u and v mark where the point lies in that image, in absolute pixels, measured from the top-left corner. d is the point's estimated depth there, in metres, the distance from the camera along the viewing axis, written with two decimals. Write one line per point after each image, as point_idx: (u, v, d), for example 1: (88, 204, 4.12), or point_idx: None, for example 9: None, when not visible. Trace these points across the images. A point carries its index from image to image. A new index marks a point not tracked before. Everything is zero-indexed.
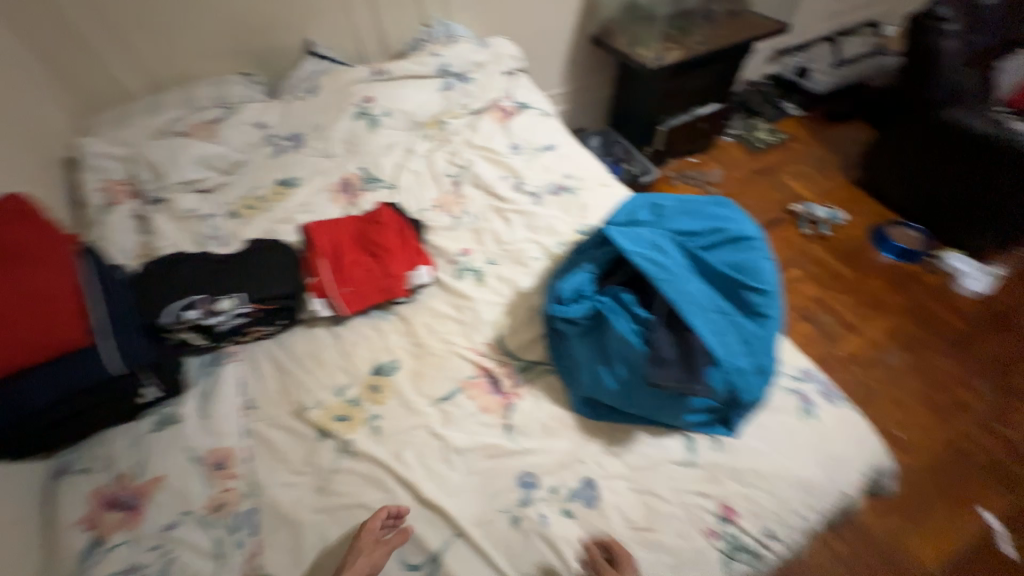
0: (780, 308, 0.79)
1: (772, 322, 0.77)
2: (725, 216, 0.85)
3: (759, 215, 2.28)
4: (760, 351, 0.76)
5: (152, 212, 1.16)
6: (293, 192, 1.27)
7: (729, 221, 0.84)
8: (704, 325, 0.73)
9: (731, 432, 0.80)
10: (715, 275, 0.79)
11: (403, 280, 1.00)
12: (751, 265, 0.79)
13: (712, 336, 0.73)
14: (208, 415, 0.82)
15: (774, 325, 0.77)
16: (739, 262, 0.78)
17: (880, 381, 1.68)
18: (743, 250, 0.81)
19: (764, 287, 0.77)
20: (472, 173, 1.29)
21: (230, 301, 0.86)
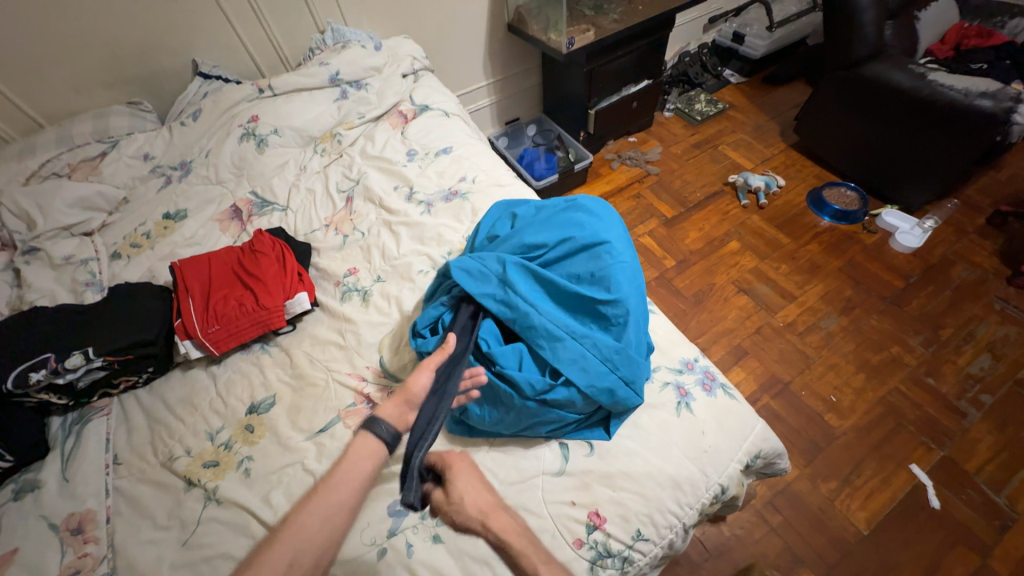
0: (638, 312, 0.78)
1: (630, 329, 0.76)
2: (581, 226, 0.87)
3: (699, 189, 2.25)
4: (623, 363, 0.74)
5: (25, 264, 1.11)
6: (179, 225, 1.22)
7: (582, 231, 0.86)
8: (554, 347, 0.74)
9: (607, 436, 0.79)
10: (566, 292, 0.79)
11: (279, 309, 0.96)
12: (600, 276, 0.80)
13: (562, 356, 0.73)
14: (71, 477, 0.80)
15: (633, 332, 0.76)
16: (591, 272, 0.80)
17: (816, 347, 1.68)
18: (594, 261, 0.81)
19: (616, 295, 0.77)
20: (363, 186, 1.24)
21: (81, 356, 0.83)
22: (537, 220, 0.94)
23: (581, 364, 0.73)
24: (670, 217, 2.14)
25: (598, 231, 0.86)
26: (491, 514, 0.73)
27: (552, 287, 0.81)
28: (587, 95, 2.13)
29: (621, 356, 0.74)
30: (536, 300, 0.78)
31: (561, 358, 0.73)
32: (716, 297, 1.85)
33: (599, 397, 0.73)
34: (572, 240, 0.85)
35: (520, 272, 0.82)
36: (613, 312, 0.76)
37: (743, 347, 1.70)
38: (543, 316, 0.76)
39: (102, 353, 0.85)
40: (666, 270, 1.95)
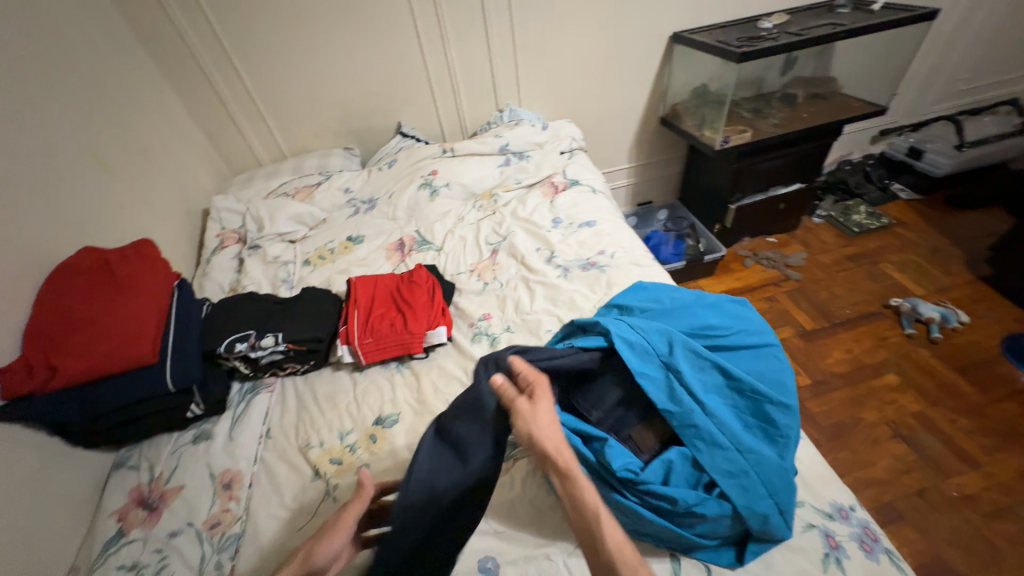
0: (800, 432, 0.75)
1: (793, 448, 0.72)
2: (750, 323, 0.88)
3: (850, 305, 1.99)
4: (782, 489, 0.68)
5: (248, 256, 1.42)
6: (356, 247, 1.47)
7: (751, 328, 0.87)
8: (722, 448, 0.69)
9: (736, 563, 0.70)
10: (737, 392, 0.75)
11: (421, 337, 1.07)
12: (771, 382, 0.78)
13: (722, 464, 0.68)
14: (233, 438, 0.95)
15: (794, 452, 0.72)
16: (760, 375, 0.79)
17: (1011, 541, 1.28)
18: (764, 364, 0.81)
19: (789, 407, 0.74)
20: (510, 242, 1.36)
21: (272, 338, 1.02)
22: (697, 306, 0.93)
23: (740, 480, 0.68)
24: (809, 329, 1.92)
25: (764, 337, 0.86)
26: None
27: (720, 382, 0.76)
28: (731, 190, 2.10)
29: (782, 481, 0.69)
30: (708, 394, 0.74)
31: (719, 466, 0.68)
32: (861, 435, 1.56)
33: (751, 520, 0.67)
34: (742, 334, 0.84)
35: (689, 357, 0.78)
36: (786, 423, 0.73)
37: (896, 509, 1.38)
38: (711, 414, 0.72)
39: (287, 339, 1.03)
40: (797, 387, 1.72)
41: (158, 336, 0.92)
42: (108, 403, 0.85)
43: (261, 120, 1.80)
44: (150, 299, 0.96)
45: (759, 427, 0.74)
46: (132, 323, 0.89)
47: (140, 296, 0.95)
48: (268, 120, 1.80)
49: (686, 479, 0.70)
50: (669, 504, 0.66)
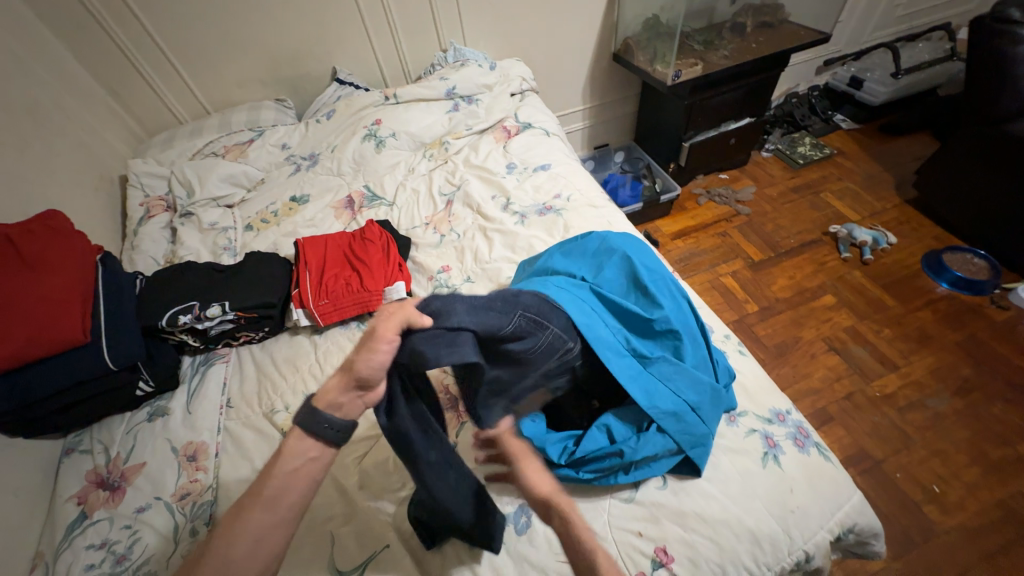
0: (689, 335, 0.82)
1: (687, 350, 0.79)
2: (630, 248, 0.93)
3: (794, 235, 2.11)
4: (686, 389, 0.74)
5: (181, 224, 1.31)
6: (302, 207, 1.38)
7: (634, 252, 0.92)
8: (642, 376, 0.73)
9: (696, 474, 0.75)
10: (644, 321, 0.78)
11: (379, 294, 1.04)
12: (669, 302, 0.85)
13: (631, 377, 0.71)
14: (192, 411, 0.92)
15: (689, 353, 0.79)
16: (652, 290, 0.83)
17: (920, 428, 1.48)
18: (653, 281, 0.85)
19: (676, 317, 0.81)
20: (464, 192, 1.32)
21: (218, 307, 0.96)
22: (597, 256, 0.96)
23: (649, 388, 0.72)
24: (757, 260, 2.03)
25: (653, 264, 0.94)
26: None
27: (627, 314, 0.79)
28: (684, 128, 2.10)
29: (685, 382, 0.75)
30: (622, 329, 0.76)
31: (631, 379, 0.71)
32: (801, 351, 1.71)
33: (669, 425, 0.71)
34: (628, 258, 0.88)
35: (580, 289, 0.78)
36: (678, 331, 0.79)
37: (828, 412, 1.55)
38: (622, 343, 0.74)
39: (235, 307, 0.97)
40: (747, 314, 1.84)
41: (87, 316, 0.85)
42: (41, 389, 0.79)
43: (173, 71, 1.59)
44: (70, 276, 0.88)
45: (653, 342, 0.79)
46: (54, 304, 0.82)
47: (58, 274, 0.86)
48: (180, 70, 1.60)
49: (626, 432, 0.73)
50: (618, 458, 0.71)
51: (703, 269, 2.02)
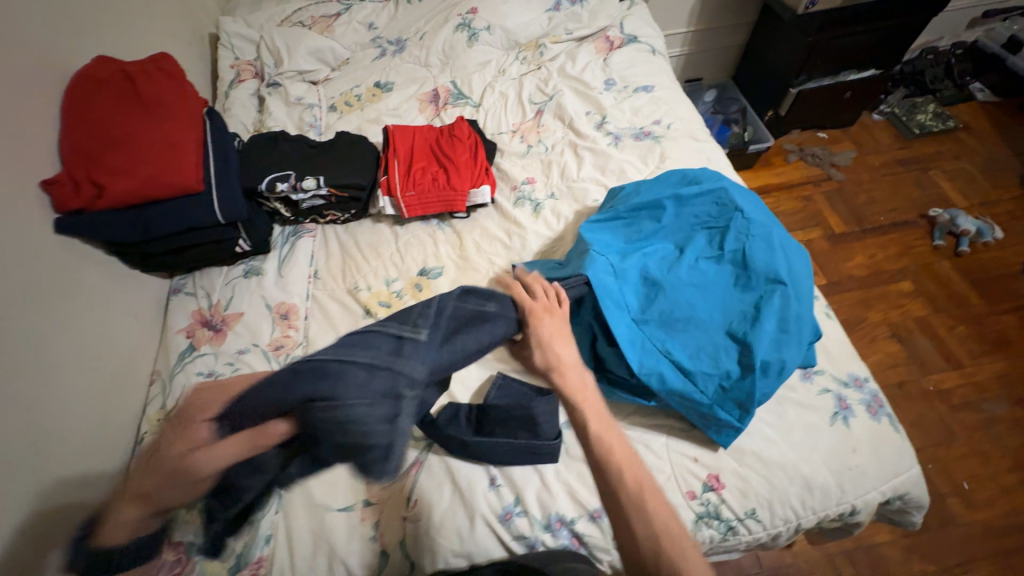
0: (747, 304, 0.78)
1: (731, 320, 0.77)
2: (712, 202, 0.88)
3: (886, 211, 1.93)
4: (710, 358, 0.75)
5: (268, 95, 1.30)
6: (385, 95, 1.33)
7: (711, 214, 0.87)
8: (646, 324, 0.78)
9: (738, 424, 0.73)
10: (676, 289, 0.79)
11: (464, 194, 1.03)
12: (716, 268, 0.82)
13: (642, 339, 0.76)
14: (283, 275, 0.98)
15: (734, 323, 0.77)
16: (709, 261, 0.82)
17: (966, 427, 1.46)
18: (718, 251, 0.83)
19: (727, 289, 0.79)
20: (557, 102, 1.23)
21: (313, 181, 0.97)
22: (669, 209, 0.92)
23: (664, 351, 0.76)
24: (838, 232, 1.89)
25: (724, 219, 0.86)
26: None
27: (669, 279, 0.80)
28: (798, 70, 1.86)
29: (708, 351, 0.76)
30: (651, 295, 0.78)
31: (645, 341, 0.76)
32: (862, 332, 1.65)
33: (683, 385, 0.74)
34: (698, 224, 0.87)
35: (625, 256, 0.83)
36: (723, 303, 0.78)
37: None
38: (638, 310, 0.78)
39: (329, 183, 0.99)
40: None
41: (200, 166, 0.89)
42: (161, 228, 0.85)
43: None
44: (185, 124, 0.90)
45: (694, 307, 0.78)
46: (173, 148, 0.85)
47: (173, 120, 0.89)
48: None
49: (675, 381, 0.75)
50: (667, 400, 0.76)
51: None
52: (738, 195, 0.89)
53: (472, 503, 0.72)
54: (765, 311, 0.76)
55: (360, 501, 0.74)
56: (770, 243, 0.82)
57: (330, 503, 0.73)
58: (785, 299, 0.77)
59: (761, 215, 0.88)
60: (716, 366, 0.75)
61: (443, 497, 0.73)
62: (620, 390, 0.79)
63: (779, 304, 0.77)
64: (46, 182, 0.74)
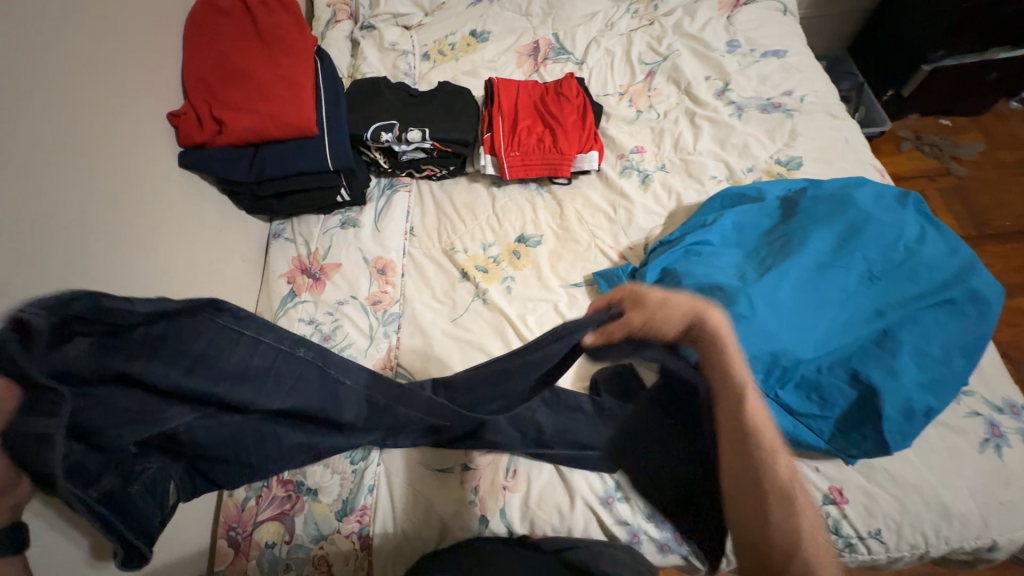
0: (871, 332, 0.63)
1: (854, 351, 0.62)
2: (821, 212, 0.72)
3: (1012, 215, 1.71)
4: (826, 395, 0.62)
5: (362, 38, 1.24)
6: (481, 46, 1.25)
7: (826, 221, 0.70)
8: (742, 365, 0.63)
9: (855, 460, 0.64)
10: (794, 321, 0.63)
11: (571, 159, 0.96)
12: (834, 286, 0.65)
13: None
14: (380, 229, 0.96)
15: (858, 354, 0.62)
16: (827, 278, 0.65)
17: None
18: (837, 267, 0.66)
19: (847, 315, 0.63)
20: (673, 63, 1.11)
21: (419, 133, 0.93)
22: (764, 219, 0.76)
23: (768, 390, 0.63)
24: None
25: (843, 228, 0.69)
26: None
27: (771, 307, 0.64)
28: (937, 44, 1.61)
29: (825, 389, 0.62)
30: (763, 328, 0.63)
31: None
32: None
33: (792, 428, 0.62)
34: (808, 233, 0.69)
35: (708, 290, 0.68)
36: (844, 332, 0.63)
37: None
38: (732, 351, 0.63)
39: (433, 137, 0.94)
40: None
41: (313, 107, 0.86)
42: (273, 171, 0.84)
43: None
44: (299, 62, 0.87)
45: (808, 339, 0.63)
46: (288, 88, 0.83)
47: (289, 58, 0.86)
48: None
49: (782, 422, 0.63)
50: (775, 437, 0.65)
51: None
52: (877, 201, 0.71)
53: (573, 483, 0.71)
54: (901, 350, 0.61)
55: (459, 464, 0.74)
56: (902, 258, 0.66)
57: (430, 463, 0.74)
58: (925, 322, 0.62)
59: (912, 223, 0.69)
60: (829, 405, 0.62)
61: (543, 472, 0.73)
62: None
63: (918, 336, 0.62)
64: (173, 116, 0.76)
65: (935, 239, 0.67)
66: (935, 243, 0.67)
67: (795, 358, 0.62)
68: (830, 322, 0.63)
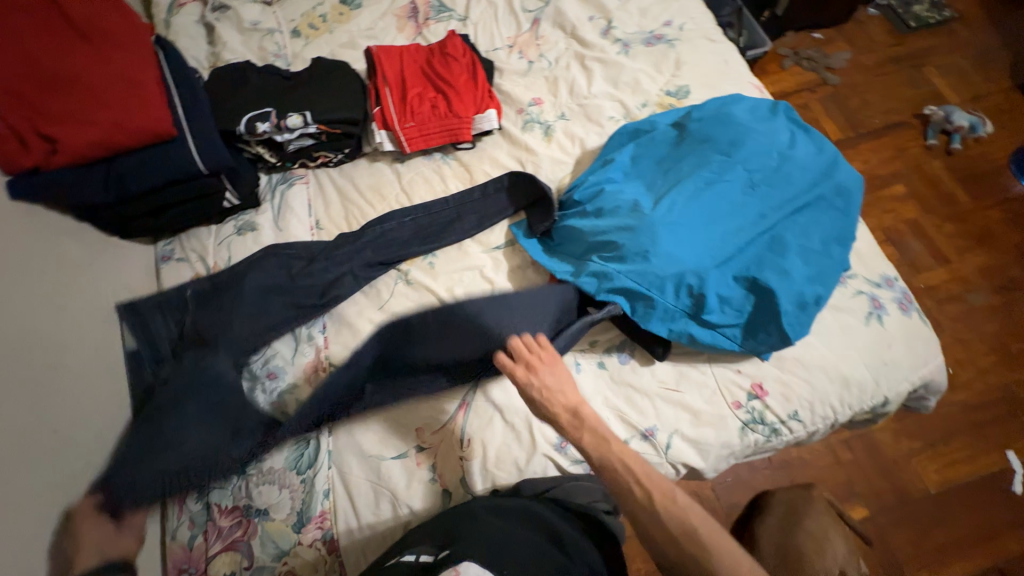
0: (765, 236, 0.68)
1: (754, 259, 0.67)
2: (706, 131, 0.74)
3: (881, 114, 1.90)
4: (735, 303, 0.68)
5: (216, 20, 1.10)
6: (355, 13, 1.15)
7: (711, 140, 0.73)
8: (659, 291, 0.67)
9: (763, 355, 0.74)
10: (697, 242, 0.67)
11: (469, 122, 0.93)
12: (727, 201, 0.69)
13: (659, 308, 0.68)
14: (282, 228, 0.89)
15: (758, 259, 0.67)
16: (719, 194, 0.69)
17: (951, 318, 1.56)
18: (729, 182, 0.69)
19: (744, 225, 0.68)
20: (555, 7, 1.09)
21: (299, 117, 0.86)
22: (659, 148, 0.78)
23: (685, 309, 0.68)
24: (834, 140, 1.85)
25: (728, 143, 0.72)
26: (658, 363, 0.78)
27: (674, 234, 0.68)
28: None
29: (734, 298, 0.67)
30: (664, 256, 0.67)
31: (660, 307, 0.68)
32: None
33: (712, 338, 0.69)
34: (698, 155, 0.73)
35: (618, 229, 0.71)
36: (742, 243, 0.67)
37: None
38: (646, 281, 0.67)
39: (317, 120, 0.87)
40: None
41: (167, 104, 0.76)
42: (135, 185, 0.74)
43: None
44: (135, 55, 0.76)
45: (711, 256, 0.67)
46: (129, 88, 0.73)
47: (121, 51, 0.75)
48: None
49: (704, 335, 0.69)
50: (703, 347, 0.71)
51: None
52: (752, 114, 0.75)
53: (529, 437, 0.73)
54: (789, 249, 0.67)
55: (413, 446, 0.73)
56: (781, 162, 0.70)
57: (384, 453, 0.73)
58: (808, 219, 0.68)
59: (784, 129, 0.74)
60: (742, 311, 0.68)
61: (497, 435, 0.73)
62: (659, 343, 0.76)
63: (802, 233, 0.68)
64: None
65: (804, 141, 0.72)
66: (804, 145, 0.72)
67: (697, 279, 0.66)
68: (728, 235, 0.67)
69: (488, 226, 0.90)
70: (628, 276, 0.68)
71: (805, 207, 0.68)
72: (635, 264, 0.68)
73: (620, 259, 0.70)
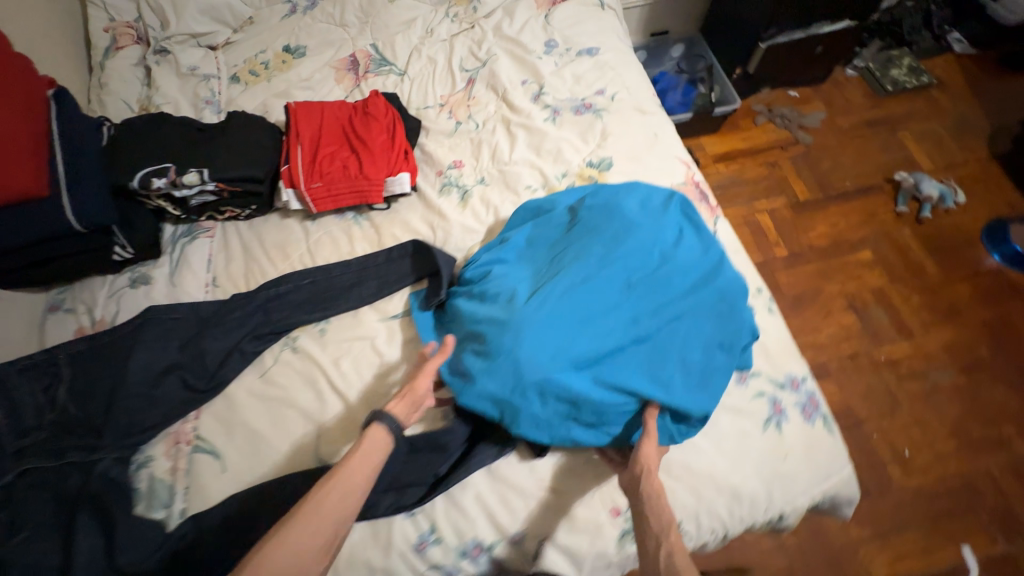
0: (641, 338, 0.65)
1: (630, 361, 0.64)
2: (593, 221, 0.73)
3: (853, 177, 1.87)
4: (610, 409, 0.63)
5: (154, 64, 1.11)
6: (297, 63, 1.16)
7: (597, 232, 0.71)
8: (528, 395, 0.63)
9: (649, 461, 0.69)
10: (570, 343, 0.63)
11: (380, 184, 0.91)
12: (605, 300, 0.66)
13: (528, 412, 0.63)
14: (176, 283, 0.87)
15: (633, 362, 0.64)
16: (597, 292, 0.66)
17: (911, 396, 1.49)
18: (608, 279, 0.67)
19: (619, 326, 0.65)
20: (491, 69, 1.09)
21: (196, 175, 0.84)
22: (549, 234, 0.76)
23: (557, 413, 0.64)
24: (802, 201, 1.82)
25: (613, 237, 0.70)
26: (540, 459, 0.73)
27: (547, 333, 0.64)
28: (768, 22, 1.71)
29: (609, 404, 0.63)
30: (532, 358, 0.63)
31: (528, 411, 0.63)
32: (820, 306, 1.63)
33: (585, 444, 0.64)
34: (582, 247, 0.71)
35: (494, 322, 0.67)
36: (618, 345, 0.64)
37: (827, 369, 1.53)
38: (514, 384, 0.63)
39: (214, 177, 0.85)
40: (774, 258, 1.71)
41: (42, 161, 0.74)
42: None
43: None
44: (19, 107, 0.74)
45: (585, 358, 0.63)
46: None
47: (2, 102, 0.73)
48: None
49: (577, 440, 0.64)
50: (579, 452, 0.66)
51: (740, 202, 1.82)
52: (642, 207, 0.75)
53: (387, 537, 0.68)
54: (665, 353, 0.64)
55: None
56: (663, 260, 0.69)
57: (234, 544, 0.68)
58: (686, 321, 0.65)
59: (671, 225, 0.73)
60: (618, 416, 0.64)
61: (352, 532, 0.69)
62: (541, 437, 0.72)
63: (681, 336, 0.65)
64: None
65: (689, 239, 0.72)
66: (688, 243, 0.71)
67: (568, 384, 0.62)
68: (602, 335, 0.64)
69: (387, 293, 0.87)
70: (498, 376, 0.64)
71: (684, 309, 0.66)
72: (505, 364, 0.64)
73: (488, 356, 0.65)
